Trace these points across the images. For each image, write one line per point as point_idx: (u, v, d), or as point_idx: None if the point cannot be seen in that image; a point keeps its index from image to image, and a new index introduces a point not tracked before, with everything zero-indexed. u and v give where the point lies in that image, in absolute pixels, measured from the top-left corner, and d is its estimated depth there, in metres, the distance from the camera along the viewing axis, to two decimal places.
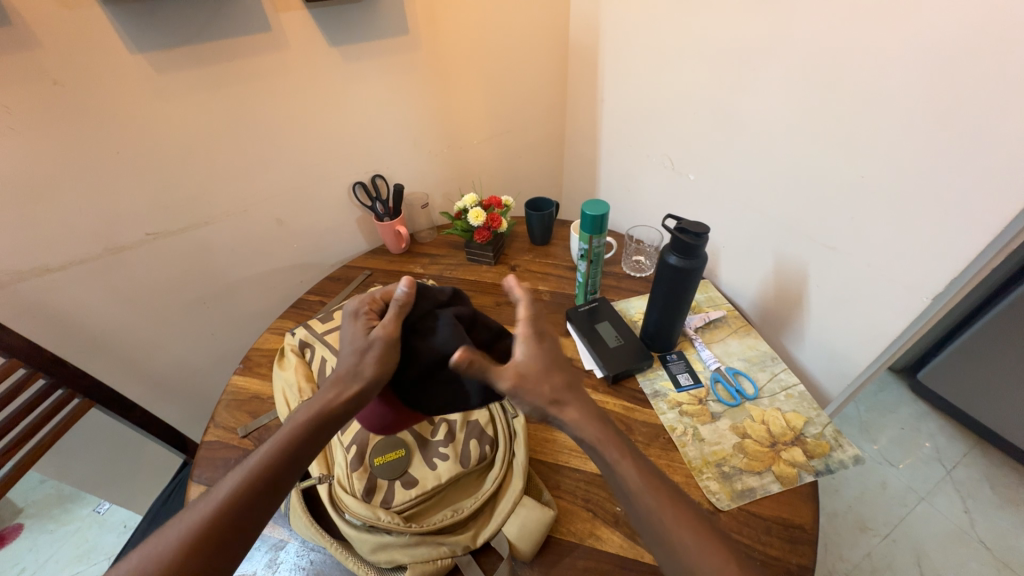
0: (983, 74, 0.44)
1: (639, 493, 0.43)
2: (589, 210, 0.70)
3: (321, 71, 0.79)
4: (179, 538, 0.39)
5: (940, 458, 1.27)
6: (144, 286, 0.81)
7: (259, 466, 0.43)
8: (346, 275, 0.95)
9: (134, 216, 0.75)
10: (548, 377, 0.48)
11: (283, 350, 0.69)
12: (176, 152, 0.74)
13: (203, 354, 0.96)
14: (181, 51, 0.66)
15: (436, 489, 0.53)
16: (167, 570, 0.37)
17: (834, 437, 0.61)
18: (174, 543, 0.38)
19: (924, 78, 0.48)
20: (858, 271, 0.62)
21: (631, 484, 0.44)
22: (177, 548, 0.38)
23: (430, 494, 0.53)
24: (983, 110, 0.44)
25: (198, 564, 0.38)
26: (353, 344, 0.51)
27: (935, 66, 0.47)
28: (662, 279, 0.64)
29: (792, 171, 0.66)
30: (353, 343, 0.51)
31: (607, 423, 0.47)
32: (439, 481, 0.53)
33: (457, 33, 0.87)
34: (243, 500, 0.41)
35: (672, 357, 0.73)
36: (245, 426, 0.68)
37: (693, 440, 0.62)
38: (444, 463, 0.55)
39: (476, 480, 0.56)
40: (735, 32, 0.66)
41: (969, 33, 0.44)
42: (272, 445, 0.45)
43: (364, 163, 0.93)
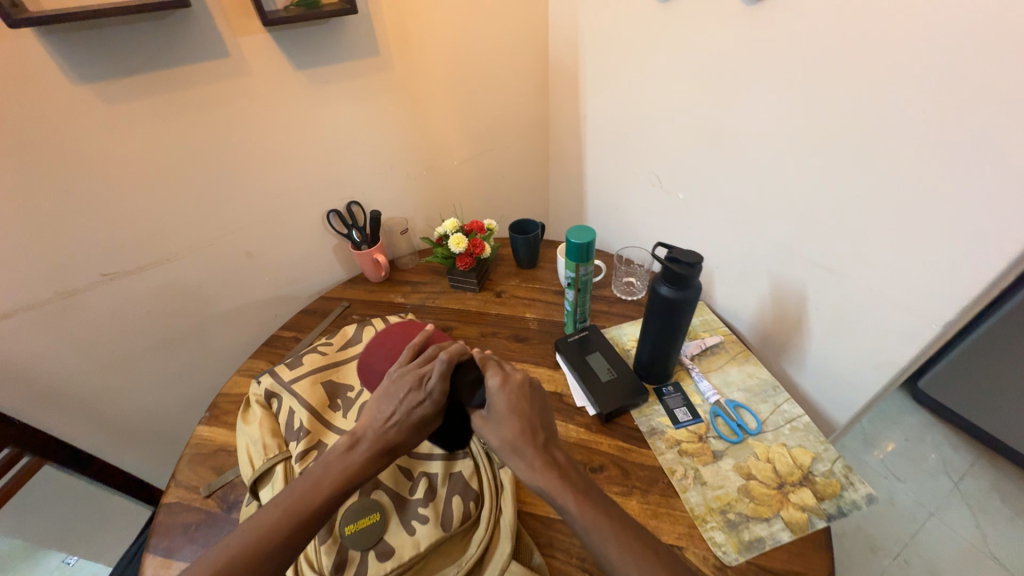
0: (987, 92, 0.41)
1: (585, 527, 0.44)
2: (574, 238, 0.66)
3: (287, 96, 0.75)
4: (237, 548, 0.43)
5: (948, 470, 1.24)
6: (102, 329, 0.76)
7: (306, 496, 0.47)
8: (324, 308, 0.91)
9: (87, 257, 0.70)
10: (505, 425, 0.51)
11: (248, 401, 0.62)
12: (130, 188, 0.68)
13: (170, 398, 0.90)
14: (130, 80, 0.62)
15: (414, 559, 0.48)
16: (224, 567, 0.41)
17: (844, 474, 0.57)
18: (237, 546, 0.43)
19: (919, 97, 0.46)
20: (861, 294, 0.59)
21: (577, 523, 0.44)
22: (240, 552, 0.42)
23: (408, 566, 0.48)
24: (988, 129, 0.42)
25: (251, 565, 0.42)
26: (407, 416, 0.52)
27: (930, 86, 0.45)
28: (653, 310, 0.60)
29: (786, 191, 0.63)
30: (406, 406, 0.52)
31: (558, 467, 0.48)
32: (417, 549, 0.48)
33: (432, 52, 0.84)
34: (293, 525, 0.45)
35: (668, 389, 0.68)
36: (208, 485, 0.63)
37: (694, 483, 0.57)
38: (426, 527, 0.50)
39: (460, 543, 0.51)
40: (721, 47, 0.63)
41: (972, 44, 0.41)
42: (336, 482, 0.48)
43: (339, 189, 0.89)
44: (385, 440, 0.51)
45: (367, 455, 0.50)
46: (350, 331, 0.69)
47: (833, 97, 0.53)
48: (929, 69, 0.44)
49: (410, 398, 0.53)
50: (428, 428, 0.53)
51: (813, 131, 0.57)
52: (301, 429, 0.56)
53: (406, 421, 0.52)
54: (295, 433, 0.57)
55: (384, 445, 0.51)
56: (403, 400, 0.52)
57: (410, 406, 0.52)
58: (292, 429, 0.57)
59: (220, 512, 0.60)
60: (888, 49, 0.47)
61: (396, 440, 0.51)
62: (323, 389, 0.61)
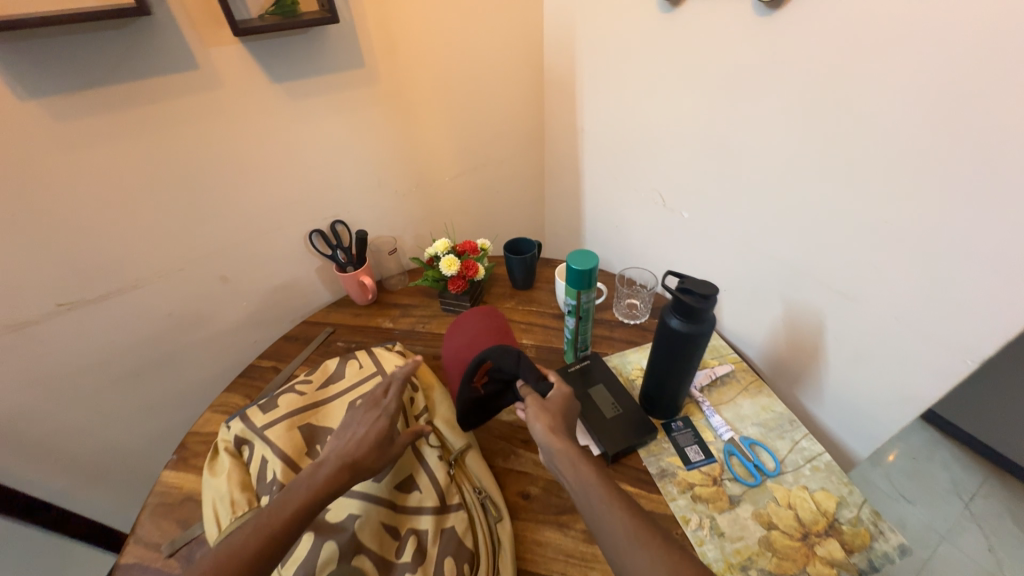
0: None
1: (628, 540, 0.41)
2: (575, 263, 0.61)
3: (264, 110, 0.70)
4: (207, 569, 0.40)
5: (957, 491, 1.20)
6: (60, 364, 0.69)
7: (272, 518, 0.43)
8: (306, 334, 0.84)
9: (40, 287, 0.63)
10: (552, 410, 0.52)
11: (216, 448, 0.56)
12: (89, 210, 0.62)
13: (138, 434, 0.83)
14: (86, 94, 0.56)
15: None
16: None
17: (872, 522, 0.52)
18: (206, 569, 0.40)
19: (951, 117, 0.42)
20: (887, 325, 0.54)
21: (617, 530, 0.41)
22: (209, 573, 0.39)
23: None
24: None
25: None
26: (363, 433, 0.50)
27: (962, 104, 0.41)
28: (661, 340, 0.55)
29: (801, 213, 0.59)
30: (363, 425, 0.51)
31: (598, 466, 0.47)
32: None
33: (421, 63, 0.79)
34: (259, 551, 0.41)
35: (677, 425, 0.63)
36: (171, 541, 0.56)
37: (711, 535, 0.52)
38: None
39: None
40: (728, 61, 0.59)
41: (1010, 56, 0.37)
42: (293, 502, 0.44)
43: (322, 208, 0.83)
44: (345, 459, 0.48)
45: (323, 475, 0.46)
46: (332, 365, 0.64)
47: (852, 114, 0.49)
48: (962, 87, 0.41)
49: (366, 418, 0.52)
50: (390, 447, 0.50)
51: (829, 151, 0.53)
52: (274, 482, 0.50)
53: (364, 439, 0.50)
54: (268, 487, 0.51)
55: (349, 458, 0.48)
56: (360, 419, 0.52)
57: (366, 424, 0.51)
58: (264, 482, 0.51)
59: None
60: (916, 65, 0.43)
61: (358, 450, 0.49)
62: (301, 434, 0.55)
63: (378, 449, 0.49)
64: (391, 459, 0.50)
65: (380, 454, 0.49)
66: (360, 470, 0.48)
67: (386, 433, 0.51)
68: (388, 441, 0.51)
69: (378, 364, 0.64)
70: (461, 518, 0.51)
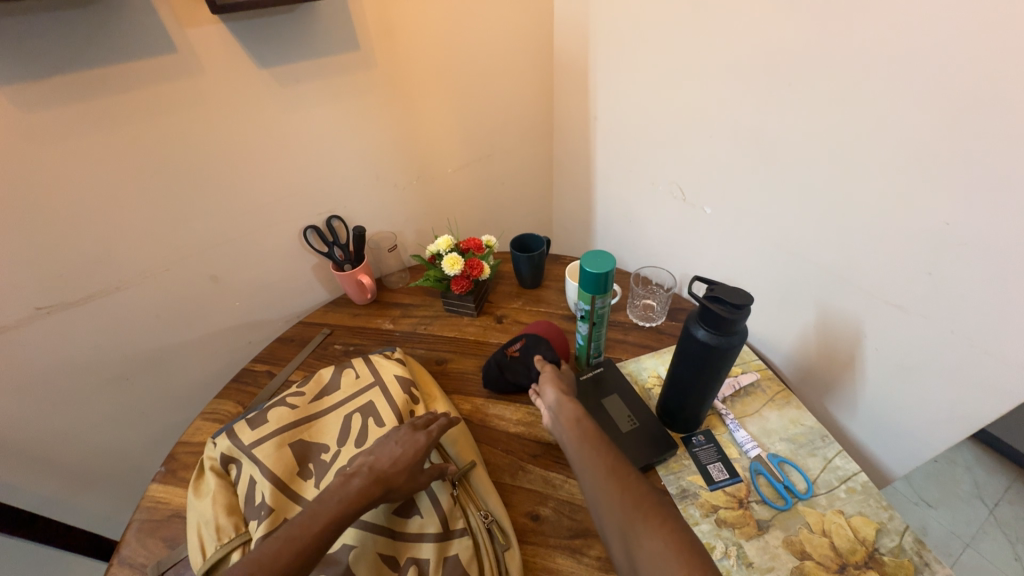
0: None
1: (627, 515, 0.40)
2: (589, 266, 0.55)
3: (250, 97, 0.64)
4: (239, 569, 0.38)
5: (981, 495, 1.15)
6: (43, 369, 0.65)
7: (302, 522, 0.42)
8: (302, 336, 0.80)
9: (13, 289, 0.59)
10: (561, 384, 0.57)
11: (202, 465, 0.52)
12: (61, 207, 0.58)
13: (130, 439, 0.80)
14: (51, 80, 0.51)
15: None
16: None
17: (916, 552, 0.47)
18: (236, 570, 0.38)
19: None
20: (939, 338, 0.49)
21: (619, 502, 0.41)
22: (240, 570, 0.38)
23: None
24: None
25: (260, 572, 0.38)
26: (397, 456, 0.48)
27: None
28: (687, 354, 0.50)
29: (841, 211, 0.52)
30: (399, 446, 0.49)
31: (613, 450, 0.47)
32: None
33: (420, 45, 0.73)
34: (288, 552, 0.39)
35: (698, 440, 0.59)
36: (157, 563, 0.53)
37: (739, 565, 0.48)
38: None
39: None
40: (763, 38, 0.53)
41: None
42: (322, 508, 0.43)
43: (317, 202, 0.78)
44: (376, 477, 0.46)
45: (354, 487, 0.45)
46: (327, 375, 0.60)
47: (905, 102, 0.43)
48: None
49: (401, 440, 0.50)
50: (421, 476, 0.48)
51: (875, 143, 0.47)
52: (263, 505, 0.47)
53: (397, 461, 0.48)
54: (256, 511, 0.47)
55: (382, 475, 0.46)
56: (397, 440, 0.50)
57: (401, 447, 0.49)
58: (253, 505, 0.47)
59: None
60: (989, 41, 0.37)
61: (392, 469, 0.47)
62: (292, 452, 0.51)
63: (410, 472, 0.48)
64: (421, 486, 0.48)
65: (412, 478, 0.47)
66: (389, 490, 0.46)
67: (421, 456, 0.49)
68: (422, 466, 0.49)
69: (375, 374, 0.59)
70: (464, 546, 0.47)
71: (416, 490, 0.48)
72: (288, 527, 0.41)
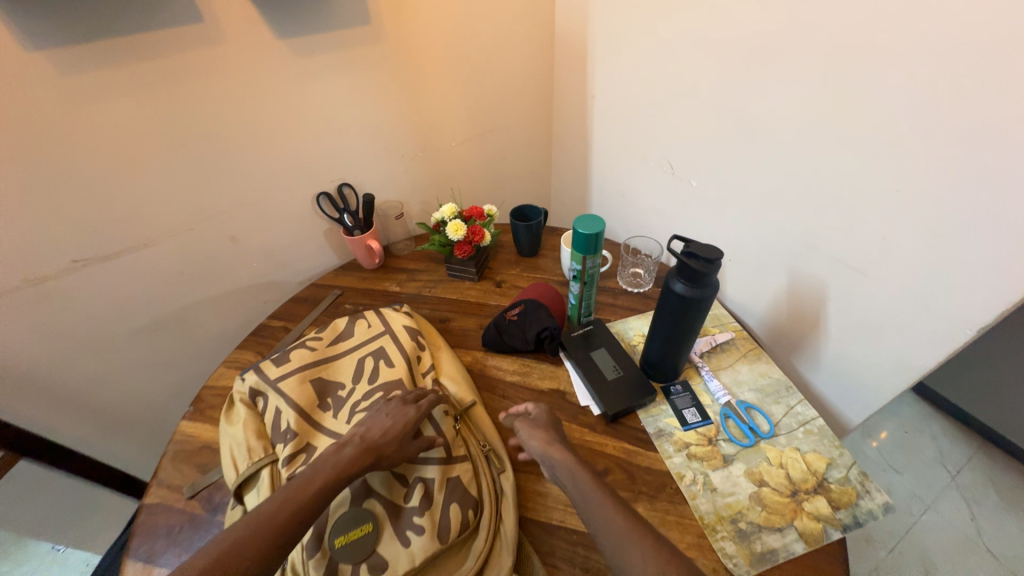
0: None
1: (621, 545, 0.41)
2: (581, 228, 0.61)
3: (268, 67, 0.68)
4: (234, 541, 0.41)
5: (945, 462, 1.23)
6: (79, 318, 0.71)
7: (296, 490, 0.45)
8: (315, 296, 0.86)
9: (54, 242, 0.64)
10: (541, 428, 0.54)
11: (231, 399, 0.59)
12: (96, 167, 0.63)
13: (155, 387, 0.86)
14: (90, 47, 0.55)
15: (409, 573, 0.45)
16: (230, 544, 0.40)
17: (859, 482, 0.54)
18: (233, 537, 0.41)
19: (958, 87, 0.41)
20: (890, 297, 0.54)
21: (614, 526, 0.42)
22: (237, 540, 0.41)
23: None
24: None
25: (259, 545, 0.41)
26: (386, 427, 0.52)
27: (972, 75, 0.40)
28: (666, 308, 0.56)
29: (811, 182, 0.58)
30: (389, 418, 0.53)
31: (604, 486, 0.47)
32: (412, 563, 0.45)
33: (427, 21, 0.77)
34: (283, 520, 0.43)
35: (676, 388, 0.65)
36: (192, 485, 0.59)
37: (704, 490, 0.55)
38: (427, 541, 0.47)
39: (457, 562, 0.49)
40: (744, 21, 0.57)
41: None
42: (314, 477, 0.46)
43: (328, 170, 0.83)
44: (366, 447, 0.50)
45: (344, 459, 0.48)
46: (341, 324, 0.66)
47: (863, 80, 0.48)
48: (976, 53, 0.39)
49: (390, 412, 0.53)
50: (410, 444, 0.52)
51: (839, 118, 0.52)
52: (288, 431, 0.53)
53: (386, 431, 0.51)
54: (281, 436, 0.53)
55: (372, 444, 0.50)
56: (388, 412, 0.53)
57: (390, 418, 0.52)
58: (279, 431, 0.53)
59: (204, 514, 0.57)
60: (933, 28, 0.42)
61: (382, 439, 0.50)
62: (312, 388, 0.57)
63: (400, 442, 0.51)
64: (409, 454, 0.51)
65: (401, 448, 0.51)
66: (379, 456, 0.49)
67: (410, 428, 0.52)
68: (411, 437, 0.52)
69: (385, 324, 0.65)
70: (465, 470, 0.53)
71: (406, 459, 0.51)
72: (285, 489, 0.45)
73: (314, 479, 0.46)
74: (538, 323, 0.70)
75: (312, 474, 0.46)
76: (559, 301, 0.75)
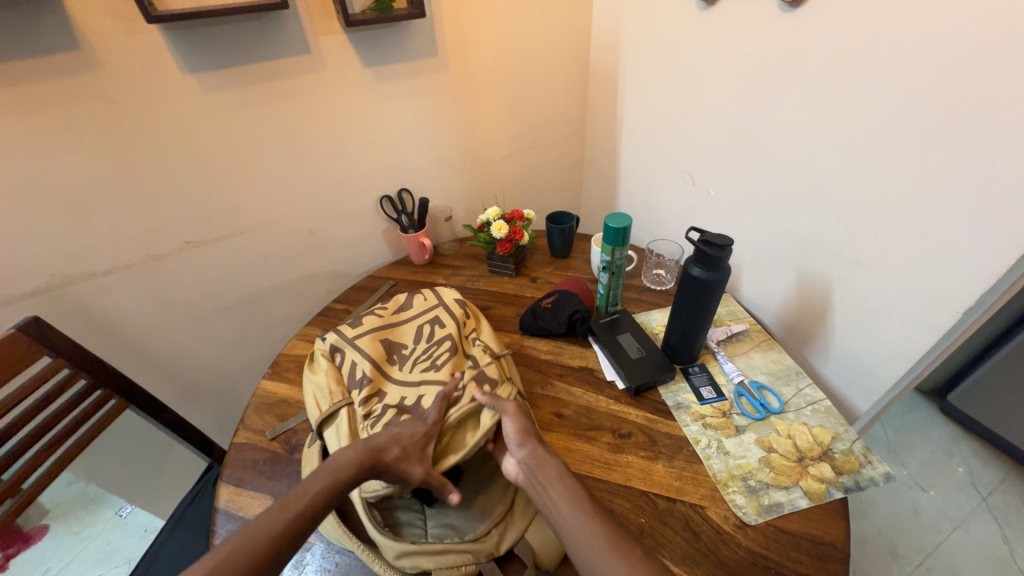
0: (1005, 90, 0.45)
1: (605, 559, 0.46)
2: (611, 223, 0.71)
3: (354, 88, 0.83)
4: (237, 548, 0.45)
5: (975, 483, 1.22)
6: (183, 292, 0.85)
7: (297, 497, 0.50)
8: (372, 285, 0.98)
9: (176, 225, 0.79)
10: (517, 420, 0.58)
11: (313, 355, 0.70)
12: (215, 166, 0.78)
13: (232, 360, 0.99)
14: (227, 70, 0.71)
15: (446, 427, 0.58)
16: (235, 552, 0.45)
17: (863, 454, 0.59)
18: (237, 543, 0.45)
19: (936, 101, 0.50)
20: (885, 285, 0.62)
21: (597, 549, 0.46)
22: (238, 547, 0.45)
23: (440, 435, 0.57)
24: (1005, 129, 0.45)
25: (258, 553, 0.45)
26: (395, 437, 0.55)
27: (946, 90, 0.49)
28: (685, 291, 0.64)
29: (815, 187, 0.66)
30: (402, 434, 0.56)
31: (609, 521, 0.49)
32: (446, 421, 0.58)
33: (482, 53, 0.91)
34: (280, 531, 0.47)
35: (694, 369, 0.73)
36: (274, 429, 0.70)
37: (717, 453, 0.61)
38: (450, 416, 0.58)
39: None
40: (755, 53, 0.68)
41: (985, 44, 0.45)
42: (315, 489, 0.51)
43: (391, 177, 0.97)
44: (372, 452, 0.54)
45: (336, 467, 0.52)
46: (402, 298, 0.77)
47: (854, 98, 0.58)
48: (952, 70, 0.48)
49: (408, 427, 0.57)
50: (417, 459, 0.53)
51: (836, 130, 0.61)
52: (364, 378, 0.63)
53: (396, 438, 0.55)
54: (357, 382, 0.63)
55: (373, 450, 0.54)
56: (407, 430, 0.57)
57: (405, 431, 0.56)
58: (355, 379, 0.64)
59: (284, 453, 0.67)
60: (911, 53, 0.51)
61: (387, 444, 0.54)
62: (381, 346, 0.68)
63: (404, 451, 0.54)
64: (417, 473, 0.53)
65: (403, 453, 0.54)
66: (383, 458, 0.53)
67: (417, 448, 0.55)
68: (418, 456, 0.54)
69: (439, 297, 0.76)
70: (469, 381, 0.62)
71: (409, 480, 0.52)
72: (283, 499, 0.49)
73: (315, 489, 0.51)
74: (568, 308, 0.79)
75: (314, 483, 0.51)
76: (588, 293, 0.85)
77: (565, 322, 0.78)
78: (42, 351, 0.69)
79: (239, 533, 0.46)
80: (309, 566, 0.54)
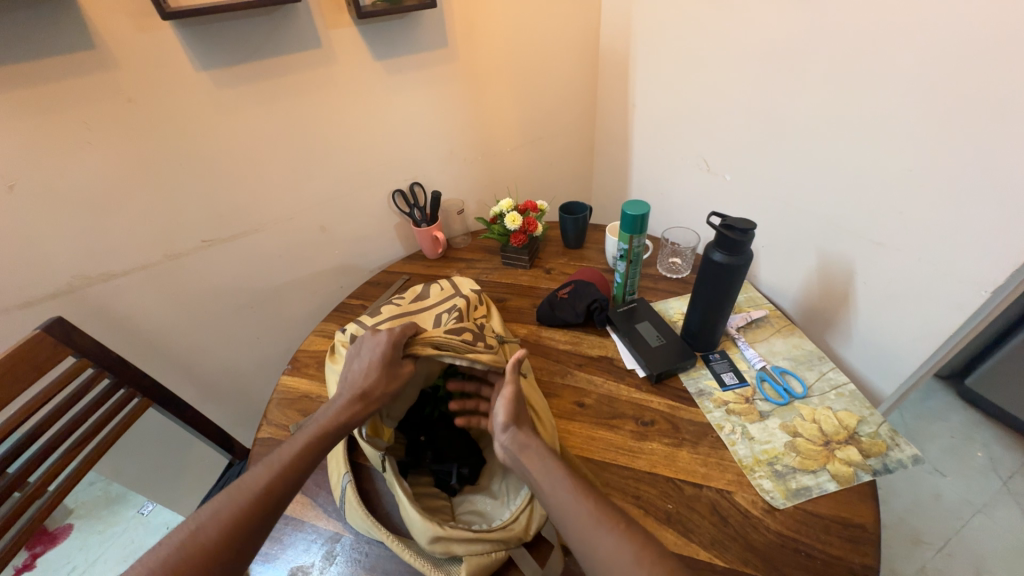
0: None
1: (593, 530, 0.44)
2: (629, 210, 0.70)
3: (365, 82, 0.83)
4: (234, 510, 0.45)
5: (996, 468, 1.21)
6: (200, 291, 0.86)
7: (290, 455, 0.50)
8: (386, 280, 0.98)
9: (192, 223, 0.79)
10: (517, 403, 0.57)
11: (333, 347, 0.69)
12: (229, 164, 0.78)
13: (248, 357, 1.00)
14: (239, 66, 0.71)
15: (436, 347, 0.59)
16: (232, 514, 0.44)
17: (889, 436, 0.59)
18: (231, 505, 0.45)
19: (963, 75, 0.49)
20: (907, 265, 0.61)
21: (585, 522, 0.45)
22: (233, 509, 0.45)
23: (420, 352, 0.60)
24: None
25: (255, 513, 0.45)
26: (368, 367, 0.57)
27: (972, 64, 0.48)
28: (705, 276, 0.64)
29: (835, 169, 0.65)
30: (369, 357, 0.58)
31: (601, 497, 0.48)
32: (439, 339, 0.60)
33: (490, 43, 0.91)
34: (277, 486, 0.47)
35: (714, 356, 0.73)
36: (296, 424, 0.70)
37: (742, 438, 0.61)
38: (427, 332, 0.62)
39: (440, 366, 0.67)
40: (771, 35, 0.67)
41: (1011, 16, 0.44)
42: (305, 442, 0.51)
43: (402, 171, 0.97)
44: (356, 389, 0.56)
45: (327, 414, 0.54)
46: (419, 289, 0.77)
47: (874, 76, 0.57)
48: (978, 42, 0.47)
49: (374, 348, 0.59)
50: (397, 370, 0.58)
51: (857, 110, 0.60)
52: None
53: (370, 367, 0.57)
54: None
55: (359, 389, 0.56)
56: (368, 349, 0.59)
57: (374, 353, 0.58)
58: None
59: None
60: (933, 28, 0.50)
61: (367, 380, 0.56)
62: None
63: (384, 378, 0.57)
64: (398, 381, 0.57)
65: (386, 382, 0.57)
66: (369, 393, 0.55)
67: (388, 360, 0.58)
68: (393, 365, 0.58)
69: (455, 288, 0.77)
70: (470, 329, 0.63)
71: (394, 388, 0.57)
72: (272, 457, 0.49)
73: (306, 444, 0.51)
74: (585, 298, 0.79)
75: (305, 436, 0.52)
76: (603, 282, 0.85)
77: (582, 312, 0.79)
78: (67, 351, 0.69)
79: (231, 494, 0.46)
80: (339, 557, 0.55)
